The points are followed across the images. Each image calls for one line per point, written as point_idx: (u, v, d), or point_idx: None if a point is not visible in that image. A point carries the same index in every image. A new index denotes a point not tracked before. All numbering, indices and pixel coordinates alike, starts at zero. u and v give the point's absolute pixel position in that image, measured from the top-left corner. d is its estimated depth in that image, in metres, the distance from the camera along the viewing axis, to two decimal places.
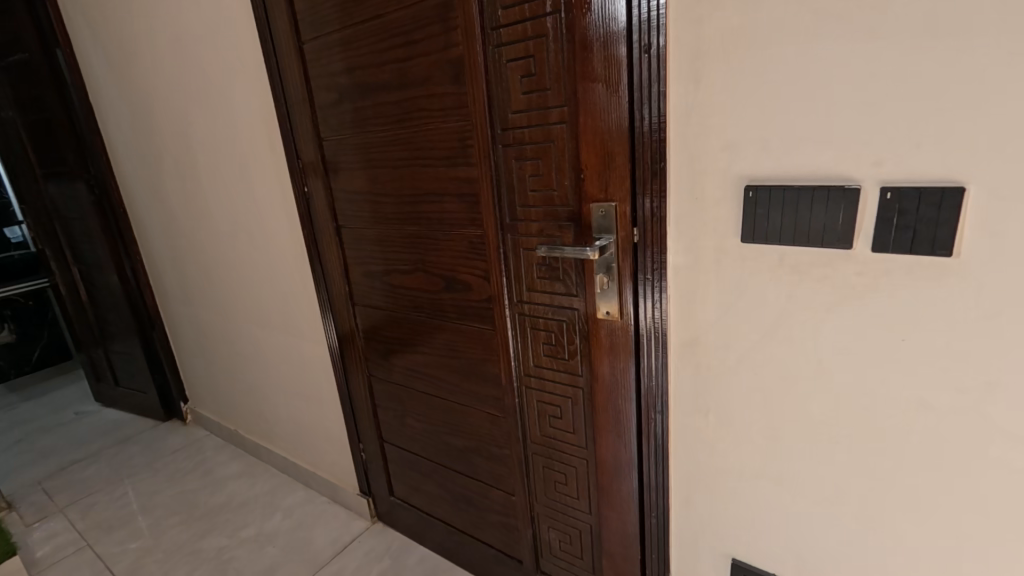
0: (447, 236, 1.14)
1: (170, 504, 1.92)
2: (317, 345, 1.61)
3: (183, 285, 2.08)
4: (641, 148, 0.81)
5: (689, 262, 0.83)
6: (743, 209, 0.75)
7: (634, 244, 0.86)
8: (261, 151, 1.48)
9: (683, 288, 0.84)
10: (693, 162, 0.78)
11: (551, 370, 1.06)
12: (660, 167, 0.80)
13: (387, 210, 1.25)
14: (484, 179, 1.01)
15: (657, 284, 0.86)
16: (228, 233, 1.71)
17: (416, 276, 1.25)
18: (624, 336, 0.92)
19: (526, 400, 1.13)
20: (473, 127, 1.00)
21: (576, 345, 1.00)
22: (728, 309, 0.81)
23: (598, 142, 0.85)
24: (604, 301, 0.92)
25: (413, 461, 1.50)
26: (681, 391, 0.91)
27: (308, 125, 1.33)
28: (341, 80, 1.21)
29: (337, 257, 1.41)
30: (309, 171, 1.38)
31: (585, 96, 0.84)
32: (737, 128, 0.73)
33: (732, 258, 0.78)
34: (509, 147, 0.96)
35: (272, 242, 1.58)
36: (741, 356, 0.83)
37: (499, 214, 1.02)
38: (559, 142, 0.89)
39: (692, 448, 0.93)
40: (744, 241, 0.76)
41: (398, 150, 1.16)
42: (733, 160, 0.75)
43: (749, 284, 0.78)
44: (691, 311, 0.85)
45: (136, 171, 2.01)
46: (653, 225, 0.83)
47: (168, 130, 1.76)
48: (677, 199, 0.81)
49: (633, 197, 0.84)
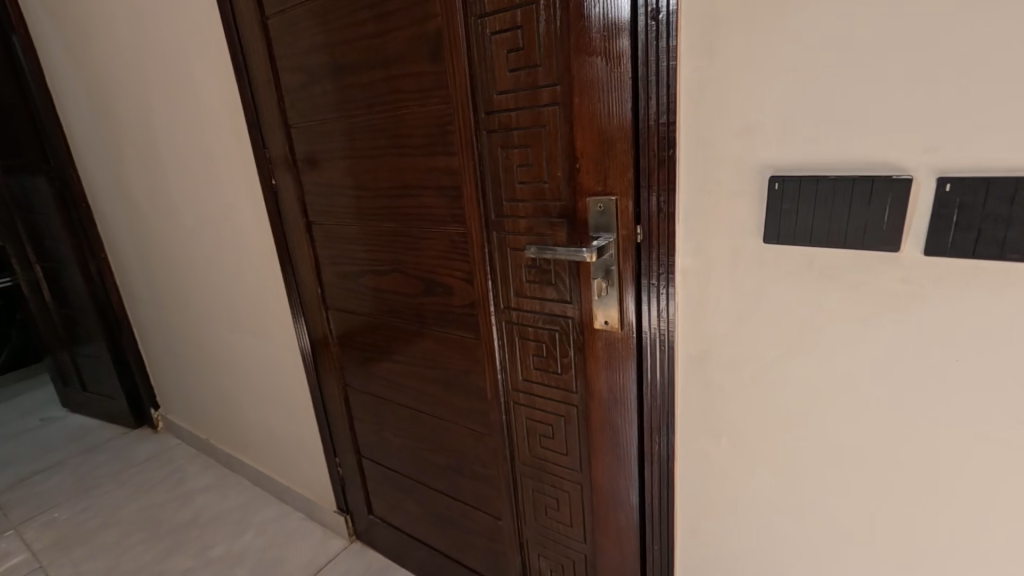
0: (426, 235, 1.02)
1: (135, 519, 1.80)
2: (290, 352, 1.49)
3: (151, 285, 1.94)
4: (646, 133, 0.69)
5: (699, 266, 0.71)
6: (767, 204, 0.63)
7: (636, 245, 0.75)
8: (226, 140, 1.35)
9: (692, 295, 0.73)
10: (706, 149, 0.67)
11: (542, 385, 0.95)
12: (669, 155, 0.69)
13: (362, 205, 1.13)
14: (466, 170, 0.90)
15: (661, 291, 0.75)
16: (195, 231, 1.58)
17: (393, 279, 1.13)
18: (624, 348, 0.81)
19: (514, 416, 1.01)
20: (454, 111, 0.88)
21: (569, 358, 0.89)
22: (744, 321, 0.70)
23: (596, 126, 0.73)
24: (602, 309, 0.81)
25: (393, 478, 1.38)
26: (688, 412, 0.80)
27: (274, 111, 1.20)
28: (309, 60, 1.08)
29: (309, 257, 1.29)
30: (276, 161, 1.25)
31: (581, 73, 0.72)
32: (760, 108, 0.62)
33: (749, 262, 0.67)
34: (494, 133, 0.85)
35: (239, 240, 1.45)
36: (759, 375, 0.71)
37: (483, 209, 0.90)
38: (551, 126, 0.78)
39: (700, 476, 0.82)
40: (766, 242, 0.65)
41: (371, 138, 1.04)
42: (755, 146, 0.63)
43: (770, 292, 0.67)
44: (701, 322, 0.74)
45: (98, 164, 1.87)
46: (659, 223, 0.72)
47: (130, 117, 1.63)
48: (687, 193, 0.69)
49: (636, 191, 0.73)
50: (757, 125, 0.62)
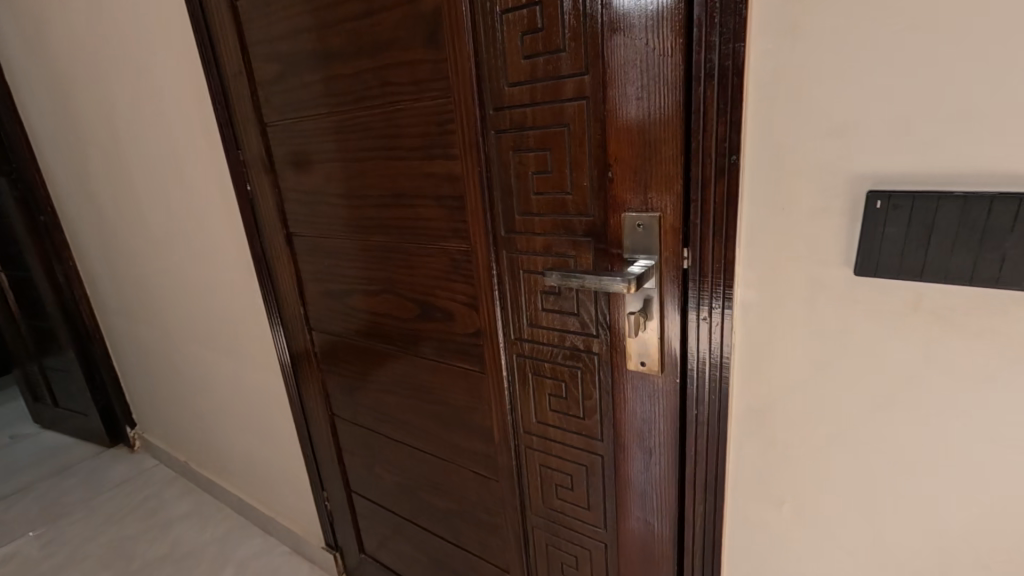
0: (423, 251, 0.88)
1: (103, 554, 1.64)
2: (271, 374, 1.34)
3: (121, 295, 1.78)
4: (701, 135, 0.55)
5: (764, 300, 0.58)
6: (862, 227, 0.49)
7: (683, 271, 0.61)
8: (195, 139, 1.19)
9: (753, 334, 0.60)
10: (780, 154, 0.52)
11: (560, 429, 0.81)
12: (730, 162, 0.55)
13: (348, 215, 0.98)
14: (470, 178, 0.75)
15: (714, 329, 0.61)
16: (165, 239, 1.42)
17: (385, 299, 0.98)
18: (664, 393, 0.67)
19: (526, 461, 0.88)
20: (455, 106, 0.73)
21: (593, 400, 0.75)
22: (822, 369, 0.56)
23: (636, 125, 0.59)
24: (637, 347, 0.67)
25: (385, 518, 1.24)
26: (741, 471, 0.66)
27: (247, 106, 1.05)
28: (285, 46, 0.93)
29: (290, 272, 1.14)
30: (251, 164, 1.10)
31: (617, 59, 0.58)
32: (857, 102, 0.48)
33: (832, 297, 0.54)
34: (504, 133, 0.70)
35: (212, 251, 1.30)
36: (838, 434, 0.58)
37: (491, 224, 0.76)
38: (576, 125, 0.64)
39: (753, 546, 0.69)
40: (858, 274, 0.51)
41: (359, 138, 0.90)
42: (848, 152, 0.49)
43: (859, 336, 0.53)
44: (764, 367, 0.60)
45: (62, 165, 1.71)
46: (715, 246, 0.58)
47: (92, 113, 1.47)
48: (751, 210, 0.56)
49: (685, 206, 0.59)
50: (853, 124, 0.48)
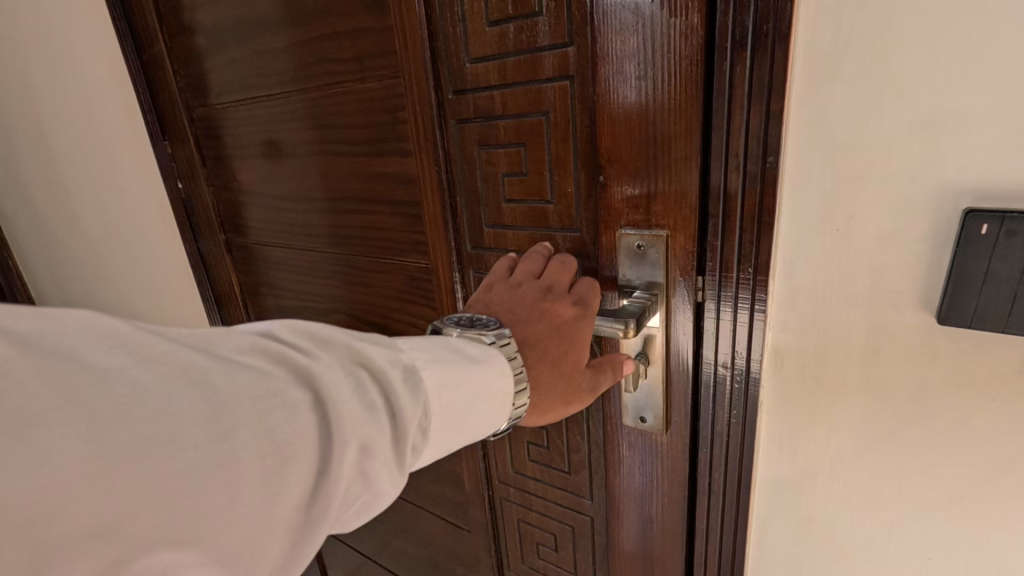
0: (376, 266, 0.73)
1: None
2: None
3: None
4: (727, 129, 0.41)
5: (805, 347, 0.44)
6: (956, 261, 0.35)
7: (698, 306, 0.47)
8: (117, 129, 1.02)
9: (788, 388, 0.46)
10: (837, 156, 0.39)
11: (541, 482, 0.67)
12: (766, 166, 0.40)
13: (291, 221, 0.83)
14: (428, 180, 0.60)
15: (735, 382, 0.48)
16: (95, 244, 1.25)
17: (337, 320, 0.84)
18: (669, 455, 0.53)
19: (502, 514, 0.74)
20: (406, 90, 0.58)
21: (581, 453, 0.61)
22: (877, 441, 0.43)
23: (638, 113, 0.44)
24: (635, 398, 0.53)
25: (349, 559, 1.10)
26: (766, 554, 0.53)
27: (174, 89, 0.89)
28: (210, 16, 0.77)
29: (235, 283, 0.99)
30: (183, 157, 0.94)
31: (613, 23, 0.43)
32: (957, 84, 0.33)
33: (900, 350, 0.40)
34: (467, 124, 0.55)
35: (149, 256, 1.14)
36: (897, 524, 0.44)
37: (456, 238, 0.61)
38: (558, 113, 0.48)
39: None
40: (943, 323, 0.37)
41: (297, 129, 0.74)
42: (938, 155, 0.35)
43: (939, 404, 0.40)
44: (801, 432, 0.47)
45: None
46: (741, 276, 0.44)
47: None
48: (791, 229, 0.42)
49: (702, 223, 0.44)
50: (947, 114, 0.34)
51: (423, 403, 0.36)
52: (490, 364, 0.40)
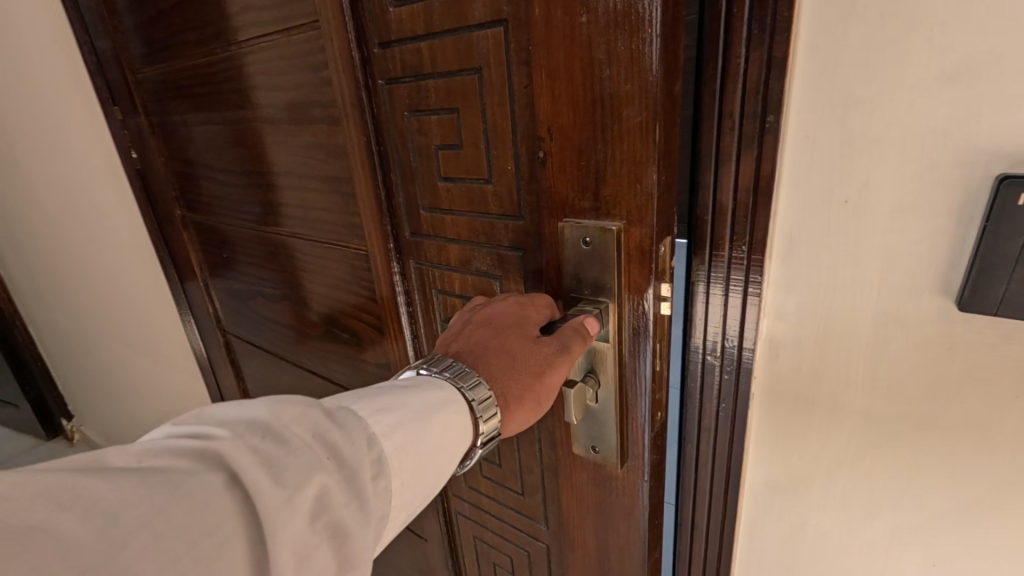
0: (318, 250, 0.64)
1: None
2: (190, 376, 1.14)
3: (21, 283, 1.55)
4: (722, 83, 0.34)
5: (804, 339, 0.37)
6: (985, 237, 0.28)
7: (688, 287, 0.40)
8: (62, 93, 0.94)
9: (781, 386, 0.39)
10: (845, 114, 0.31)
11: (493, 500, 0.59)
12: (765, 127, 0.33)
13: (236, 196, 0.74)
14: (358, 153, 0.51)
15: (725, 372, 0.41)
16: (56, 220, 1.18)
17: (288, 308, 0.76)
18: (626, 494, 0.44)
19: (456, 528, 0.67)
20: (327, 45, 0.48)
21: (535, 477, 0.52)
22: (877, 447, 0.37)
23: (585, 64, 0.33)
24: (586, 428, 0.43)
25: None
26: (754, 568, 0.47)
27: (114, 47, 0.81)
28: None
29: (194, 263, 0.92)
30: (131, 125, 0.87)
31: None
32: (1007, 16, 0.26)
33: (912, 344, 0.33)
34: (395, 85, 0.45)
35: (102, 234, 1.07)
36: (905, 540, 0.38)
37: (392, 221, 0.52)
38: (493, 68, 0.38)
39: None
40: (963, 309, 0.30)
41: (229, 94, 0.65)
42: (971, 109, 0.28)
43: (959, 410, 0.33)
44: (792, 435, 0.40)
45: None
46: (733, 256, 0.37)
47: None
48: (791, 198, 0.35)
49: (694, 197, 0.37)
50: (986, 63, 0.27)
51: (375, 429, 0.31)
52: (428, 382, 0.36)
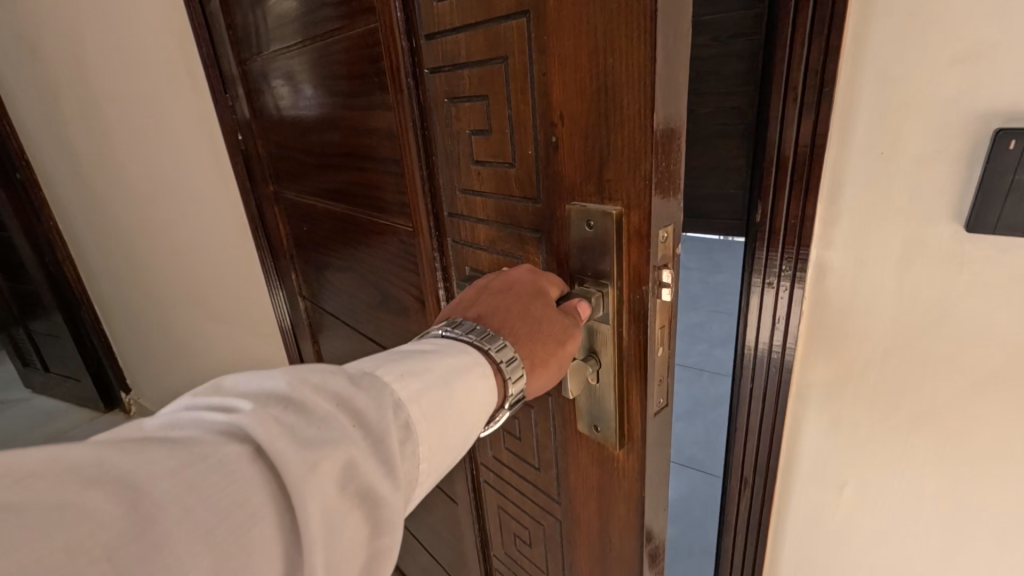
0: (375, 227, 0.70)
1: None
2: (272, 340, 1.28)
3: (104, 258, 1.71)
4: (789, 64, 0.45)
5: (847, 265, 0.49)
6: (989, 170, 0.40)
7: (754, 228, 0.52)
8: (180, 82, 1.09)
9: (825, 303, 0.51)
10: (886, 89, 0.43)
11: (515, 472, 0.63)
12: (822, 96, 0.45)
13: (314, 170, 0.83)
14: (407, 137, 0.56)
15: (780, 295, 0.52)
16: (159, 199, 1.33)
17: (352, 280, 0.84)
18: (627, 479, 0.45)
19: (483, 497, 0.71)
20: (383, 37, 0.53)
21: (550, 453, 0.54)
22: (906, 344, 0.48)
23: (592, 56, 0.35)
24: (590, 408, 0.44)
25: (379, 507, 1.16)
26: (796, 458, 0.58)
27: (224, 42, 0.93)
28: None
29: (283, 234, 1.04)
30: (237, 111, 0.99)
31: None
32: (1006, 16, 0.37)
33: (933, 260, 0.45)
34: (437, 73, 0.49)
35: (204, 209, 1.22)
36: (929, 417, 0.49)
37: (434, 201, 0.57)
38: (516, 57, 0.40)
39: (809, 553, 0.62)
40: (972, 230, 0.42)
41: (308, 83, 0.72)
42: (978, 78, 0.39)
43: (977, 308, 0.44)
44: (837, 342, 0.52)
45: (32, 120, 1.59)
46: (793, 199, 0.49)
47: (61, 58, 1.36)
48: (838, 153, 0.46)
49: (762, 155, 0.49)
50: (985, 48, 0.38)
51: (399, 393, 0.35)
52: (449, 349, 0.40)
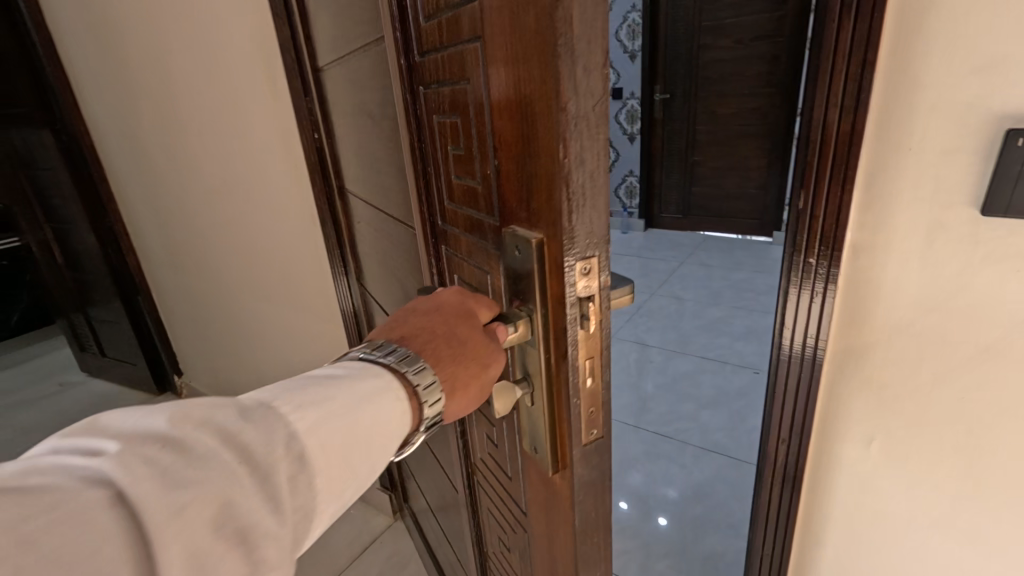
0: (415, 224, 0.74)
1: None
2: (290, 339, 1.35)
3: (166, 246, 1.83)
4: (828, 75, 0.57)
5: (875, 241, 0.62)
6: (1001, 155, 0.52)
7: (794, 211, 0.65)
8: (258, 86, 1.15)
9: (859, 271, 0.63)
10: (905, 99, 0.56)
11: (499, 467, 0.64)
12: (856, 104, 0.57)
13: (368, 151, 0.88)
14: (411, 145, 0.57)
15: (819, 267, 0.65)
16: (224, 192, 1.43)
17: (399, 272, 0.90)
18: (563, 503, 0.43)
19: (478, 497, 0.72)
20: (389, 49, 0.54)
21: (518, 465, 0.54)
22: (930, 305, 0.60)
23: (518, 93, 0.34)
24: (530, 430, 0.44)
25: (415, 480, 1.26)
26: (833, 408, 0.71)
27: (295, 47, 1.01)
28: None
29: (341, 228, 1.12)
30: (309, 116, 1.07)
31: None
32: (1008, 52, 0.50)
33: (952, 232, 0.57)
34: (428, 90, 0.49)
35: (267, 204, 1.30)
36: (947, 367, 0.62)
37: (432, 210, 0.58)
38: (476, 86, 0.39)
39: (856, 500, 0.73)
40: (987, 213, 0.54)
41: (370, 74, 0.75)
42: (986, 89, 0.52)
43: (1001, 271, 0.56)
44: (866, 303, 0.64)
45: (104, 121, 1.72)
46: (828, 187, 0.61)
47: (139, 63, 1.46)
48: (871, 149, 0.59)
49: (802, 146, 0.62)
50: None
51: (294, 424, 0.36)
52: (363, 374, 0.41)
